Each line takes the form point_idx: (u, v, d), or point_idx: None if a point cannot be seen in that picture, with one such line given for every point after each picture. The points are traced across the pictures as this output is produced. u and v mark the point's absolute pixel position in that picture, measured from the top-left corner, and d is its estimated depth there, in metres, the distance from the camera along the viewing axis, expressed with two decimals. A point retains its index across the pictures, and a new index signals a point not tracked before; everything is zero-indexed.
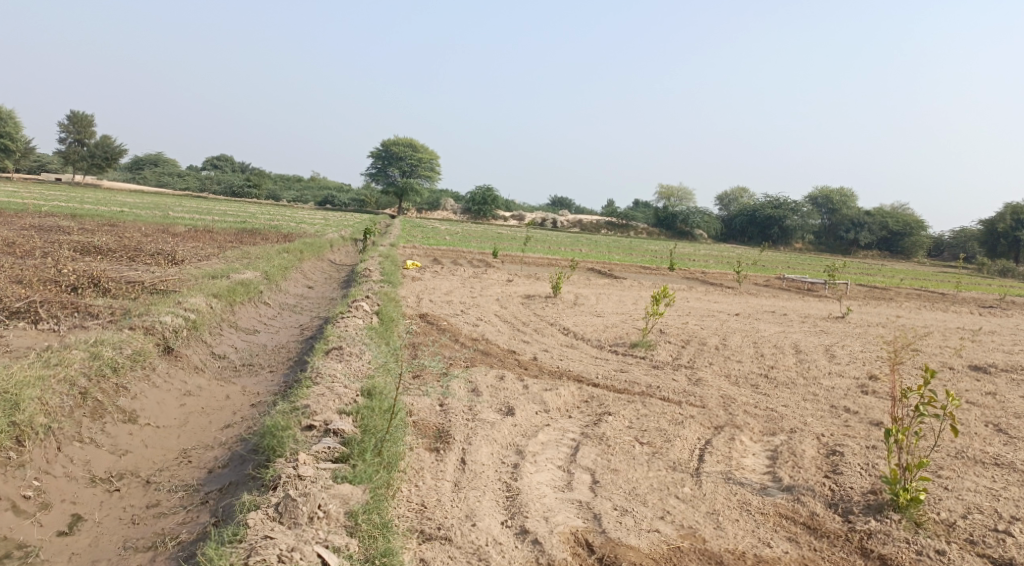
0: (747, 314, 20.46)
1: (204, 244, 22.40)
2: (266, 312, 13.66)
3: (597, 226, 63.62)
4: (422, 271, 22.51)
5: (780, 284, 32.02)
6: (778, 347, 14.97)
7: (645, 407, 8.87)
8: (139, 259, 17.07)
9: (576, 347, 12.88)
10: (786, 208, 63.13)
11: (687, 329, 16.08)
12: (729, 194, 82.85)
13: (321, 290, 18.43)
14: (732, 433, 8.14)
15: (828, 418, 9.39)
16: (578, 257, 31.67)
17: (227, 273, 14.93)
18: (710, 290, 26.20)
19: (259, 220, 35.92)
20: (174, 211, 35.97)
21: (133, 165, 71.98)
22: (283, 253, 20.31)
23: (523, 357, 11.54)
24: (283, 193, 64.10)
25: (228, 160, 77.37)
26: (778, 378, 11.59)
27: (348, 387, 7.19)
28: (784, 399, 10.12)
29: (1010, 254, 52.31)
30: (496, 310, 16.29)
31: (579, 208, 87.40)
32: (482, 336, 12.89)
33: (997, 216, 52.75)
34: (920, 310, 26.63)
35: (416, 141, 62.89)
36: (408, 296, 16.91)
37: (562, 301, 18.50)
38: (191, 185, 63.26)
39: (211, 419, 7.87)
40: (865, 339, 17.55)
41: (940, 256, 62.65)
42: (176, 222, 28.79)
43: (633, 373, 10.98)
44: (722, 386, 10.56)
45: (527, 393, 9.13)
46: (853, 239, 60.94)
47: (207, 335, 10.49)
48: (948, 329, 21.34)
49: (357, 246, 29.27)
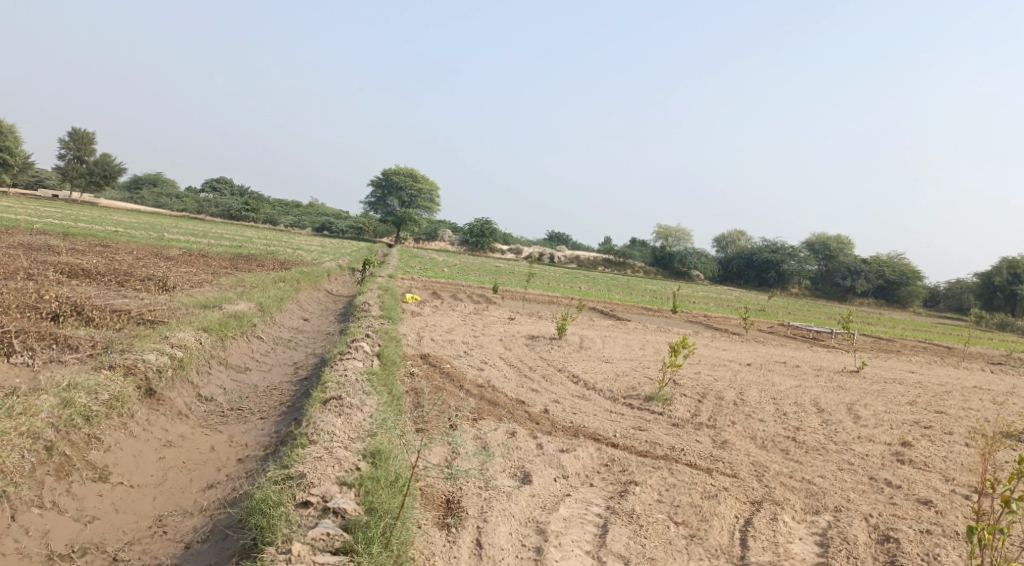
0: (758, 364, 19.64)
1: (197, 270, 21.58)
2: (258, 348, 12.81)
3: (595, 263, 62.99)
4: (422, 305, 21.71)
5: (785, 331, 31.25)
6: (799, 404, 14.15)
7: (672, 475, 8.05)
8: (128, 285, 16.24)
9: (587, 398, 12.03)
10: (783, 252, 62.79)
11: (700, 380, 15.25)
12: (727, 235, 82.44)
13: (317, 324, 17.57)
14: (772, 511, 7.33)
15: (869, 495, 8.58)
16: (579, 296, 30.92)
17: (220, 303, 14.09)
18: (716, 336, 25.39)
19: (255, 245, 35.10)
20: (169, 233, 35.15)
21: (131, 184, 71.36)
22: (279, 283, 19.49)
23: (533, 409, 10.68)
24: (281, 218, 63.42)
25: (227, 183, 76.94)
26: (806, 443, 10.74)
27: (349, 450, 6.39)
28: (819, 470, 9.29)
29: (1007, 307, 51.60)
30: (500, 352, 15.46)
31: (576, 244, 86.95)
32: (488, 383, 12.04)
33: (994, 269, 52.41)
34: (930, 365, 25.82)
35: (417, 171, 62.31)
36: (409, 333, 16.08)
37: (568, 345, 17.67)
38: (188, 206, 62.60)
39: (193, 477, 7.02)
40: (884, 397, 16.72)
41: (936, 307, 62.08)
42: (170, 245, 27.96)
43: (653, 432, 10.13)
44: (750, 451, 9.73)
45: (543, 455, 8.29)
46: (849, 285, 60.32)
47: (194, 374, 9.64)
48: (964, 388, 20.52)
49: (355, 276, 28.46)
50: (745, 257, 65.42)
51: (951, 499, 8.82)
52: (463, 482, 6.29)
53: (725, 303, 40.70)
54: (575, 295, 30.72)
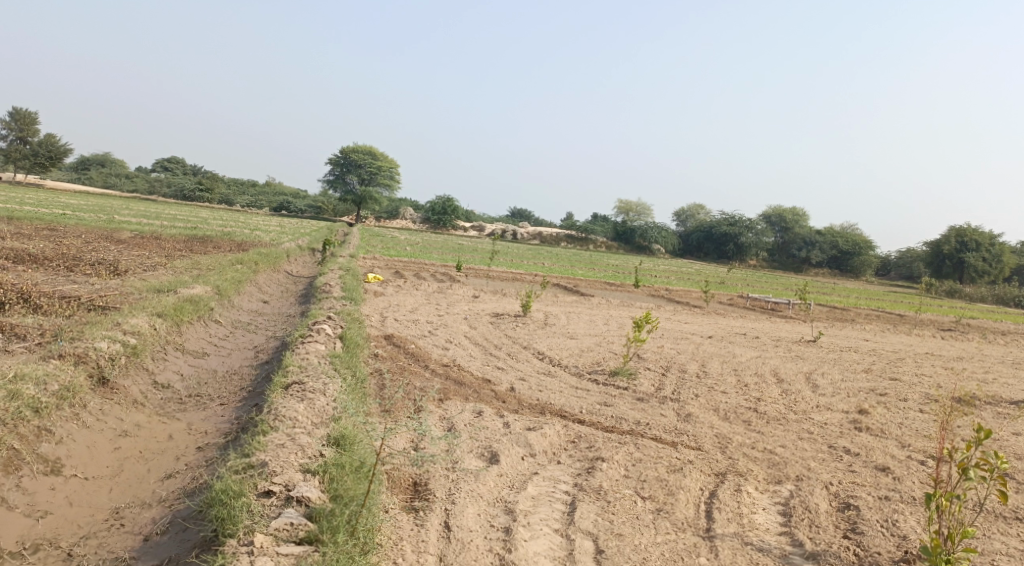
0: (720, 337, 19.88)
1: (151, 253, 21.02)
2: (216, 332, 12.54)
3: (557, 239, 63.09)
4: (384, 285, 21.49)
5: (745, 303, 31.72)
6: (760, 375, 14.35)
7: (638, 450, 8.09)
8: (78, 270, 15.75)
9: (553, 375, 12.03)
10: (740, 224, 63.63)
11: (664, 354, 15.37)
12: (686, 210, 83.18)
13: (277, 306, 17.29)
14: (737, 483, 7.41)
15: (830, 463, 8.74)
16: (542, 272, 30.95)
17: (175, 287, 13.74)
18: (678, 309, 25.63)
19: (211, 226, 34.39)
20: (121, 216, 34.20)
21: (80, 166, 69.25)
22: (237, 265, 19.11)
23: (499, 388, 10.65)
24: (237, 198, 62.18)
25: (180, 163, 75.08)
26: (768, 413, 10.90)
27: (312, 436, 6.30)
28: (781, 440, 9.44)
29: (955, 275, 53.03)
30: (465, 330, 15.39)
31: (537, 220, 86.90)
32: (453, 362, 11.96)
33: (943, 237, 53.78)
34: (885, 333, 26.45)
35: (375, 148, 61.46)
36: (371, 313, 15.90)
37: (532, 322, 17.66)
38: (141, 188, 61.03)
39: (150, 467, 6.85)
40: (842, 365, 17.07)
41: (888, 276, 63.57)
42: (122, 229, 27.21)
43: (618, 408, 10.18)
44: (714, 424, 9.84)
45: (509, 433, 8.26)
46: (805, 256, 61.37)
47: (149, 361, 9.39)
48: (917, 354, 21.06)
49: (315, 256, 28.07)
50: (704, 231, 66.15)
51: (908, 464, 9.03)
52: (430, 466, 6.24)
53: (684, 277, 41.14)
54: (538, 272, 30.75)
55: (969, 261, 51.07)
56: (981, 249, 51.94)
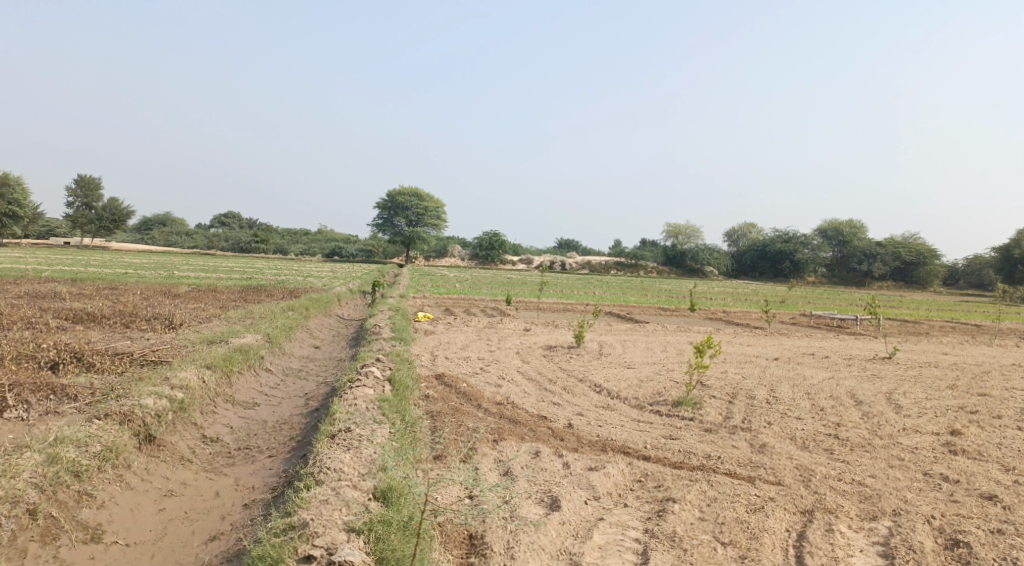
0: (786, 358, 18.95)
1: (204, 305, 21.12)
2: (267, 381, 12.29)
3: (607, 267, 62.27)
4: (434, 323, 21.17)
5: (808, 321, 30.53)
6: (835, 397, 13.47)
7: (712, 488, 7.43)
8: (133, 326, 15.81)
9: (613, 408, 11.40)
10: (796, 241, 61.87)
11: (728, 379, 14.60)
12: (738, 230, 81.57)
13: (328, 351, 17.08)
14: (826, 522, 6.71)
15: (927, 493, 7.94)
16: (595, 301, 30.32)
17: (225, 338, 13.60)
18: (739, 332, 24.69)
19: (266, 276, 34.82)
20: (178, 271, 34.83)
21: (141, 226, 71.45)
22: (288, 312, 19.03)
23: (557, 425, 10.08)
24: (290, 247, 63.24)
25: (235, 217, 76.96)
26: (849, 440, 10.08)
27: (358, 491, 5.90)
28: (869, 470, 8.65)
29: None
30: (518, 365, 14.89)
31: (586, 249, 86.28)
32: (507, 400, 11.44)
33: (1013, 242, 51.31)
34: (962, 345, 25.03)
35: (421, 189, 61.89)
36: (422, 353, 15.53)
37: (588, 353, 17.06)
38: (199, 243, 62.63)
39: (194, 528, 6.50)
40: (922, 382, 16.01)
41: (956, 285, 60.90)
42: (178, 283, 27.58)
43: (686, 441, 9.51)
44: (792, 454, 9.10)
45: (570, 475, 7.70)
46: (867, 270, 59.31)
47: (197, 415, 9.12)
48: (1002, 366, 19.72)
49: (366, 299, 27.99)
50: (758, 250, 64.62)
51: (1016, 491, 8.16)
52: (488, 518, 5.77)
53: (741, 298, 39.96)
54: (590, 301, 30.14)
55: None
56: None
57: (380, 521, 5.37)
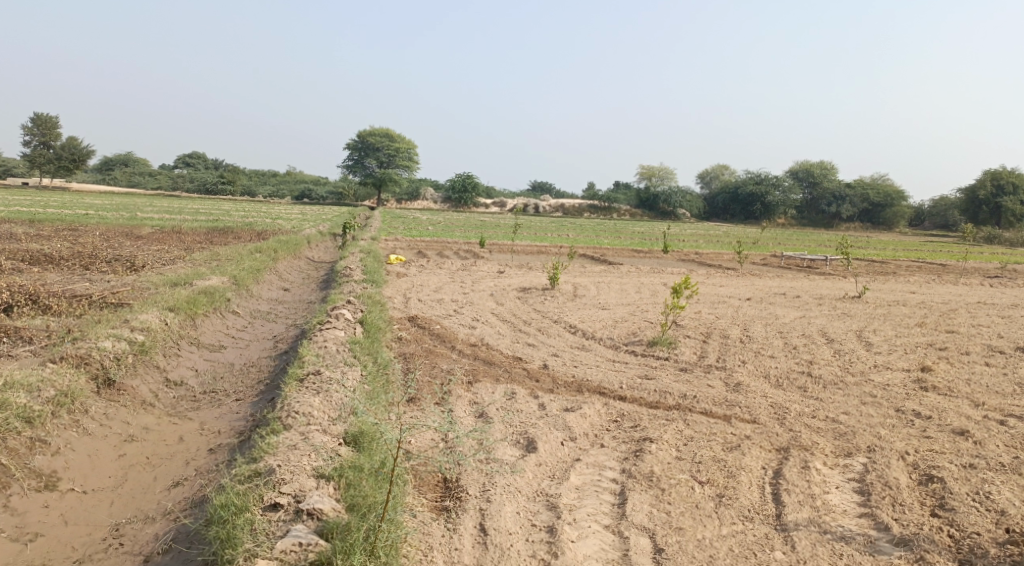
0: (758, 298, 19.02)
1: (169, 247, 20.54)
2: (234, 324, 11.98)
3: (580, 210, 61.98)
4: (407, 265, 20.85)
5: (779, 262, 30.71)
6: (807, 336, 13.51)
7: (688, 427, 7.36)
8: (94, 268, 15.29)
9: (588, 348, 11.30)
10: (767, 183, 62.15)
11: (702, 319, 14.58)
12: (710, 171, 81.45)
13: (298, 293, 16.74)
14: (802, 459, 6.69)
15: (900, 429, 7.98)
16: (568, 243, 30.13)
17: (190, 280, 13.19)
18: (711, 273, 24.74)
19: (233, 218, 34.05)
20: (143, 213, 33.90)
21: (102, 167, 69.34)
22: (256, 254, 18.57)
23: (532, 366, 9.95)
24: (258, 188, 61.94)
25: (200, 158, 75.00)
26: (823, 378, 10.10)
27: (326, 437, 5.75)
28: (843, 407, 8.67)
29: (991, 221, 51.25)
30: (492, 307, 14.71)
31: (559, 191, 85.83)
32: (481, 341, 11.28)
33: (978, 183, 51.81)
34: (929, 284, 25.36)
35: (392, 129, 60.56)
36: (394, 295, 15.27)
37: (562, 294, 16.93)
38: (163, 185, 61.05)
39: (157, 474, 6.32)
40: (891, 321, 16.17)
41: (921, 226, 61.66)
42: (142, 225, 26.80)
43: (662, 380, 9.44)
44: (767, 392, 9.08)
45: (546, 416, 7.59)
46: (835, 211, 59.78)
47: (159, 359, 8.84)
48: (968, 304, 20.00)
49: (336, 241, 27.51)
50: (729, 192, 64.73)
51: (986, 426, 8.23)
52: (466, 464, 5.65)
53: (713, 240, 40.04)
54: (564, 243, 29.97)
55: (1006, 205, 49.13)
56: (1018, 192, 49.91)
57: (349, 466, 5.22)
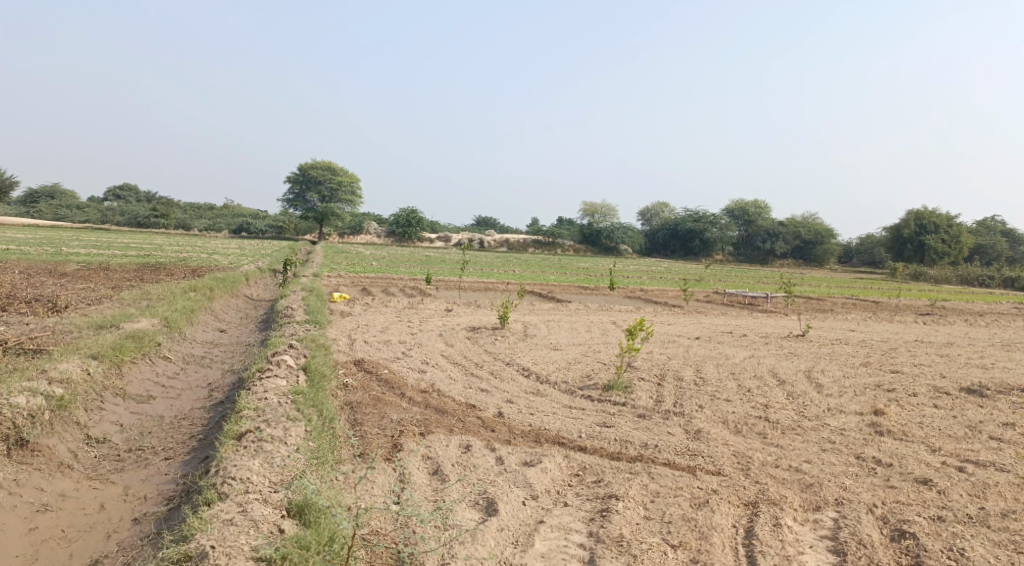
0: (706, 337, 19.01)
1: (96, 285, 19.50)
2: (164, 371, 11.27)
3: (524, 245, 62.05)
4: (350, 304, 20.25)
5: (722, 299, 31.04)
6: (760, 377, 13.44)
7: (653, 481, 7.05)
8: (12, 310, 14.32)
9: (543, 393, 10.95)
10: (705, 221, 63.40)
11: (655, 360, 14.40)
12: (650, 208, 82.81)
13: (235, 334, 15.98)
14: (773, 514, 6.45)
15: (864, 478, 7.82)
16: (514, 280, 29.91)
17: (117, 322, 12.40)
18: (658, 310, 24.77)
19: (166, 253, 32.82)
20: (69, 247, 32.38)
21: (27, 199, 66.45)
22: (190, 292, 17.74)
23: (486, 414, 9.55)
24: (194, 222, 60.21)
25: (132, 190, 72.70)
26: (780, 422, 9.95)
27: (268, 511, 5.32)
28: (804, 454, 8.50)
29: (916, 259, 53.13)
30: (441, 348, 14.26)
31: (502, 227, 85.95)
32: (432, 387, 10.83)
33: (902, 222, 53.83)
34: (866, 321, 25.89)
35: (334, 163, 59.72)
36: (338, 336, 14.69)
37: (512, 334, 16.59)
38: (92, 218, 58.80)
39: (74, 551, 5.97)
40: (837, 360, 16.29)
41: (851, 263, 63.66)
42: (68, 260, 25.51)
43: (621, 428, 9.14)
44: (728, 439, 8.86)
45: (505, 472, 7.21)
46: (770, 248, 61.23)
47: (79, 414, 8.24)
48: (907, 342, 20.40)
49: (276, 278, 26.66)
50: (669, 229, 65.77)
51: (948, 473, 8.15)
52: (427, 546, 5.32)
53: (656, 276, 40.39)
54: (510, 280, 29.73)
55: (930, 243, 51.07)
56: (939, 231, 51.84)
57: (293, 550, 4.90)
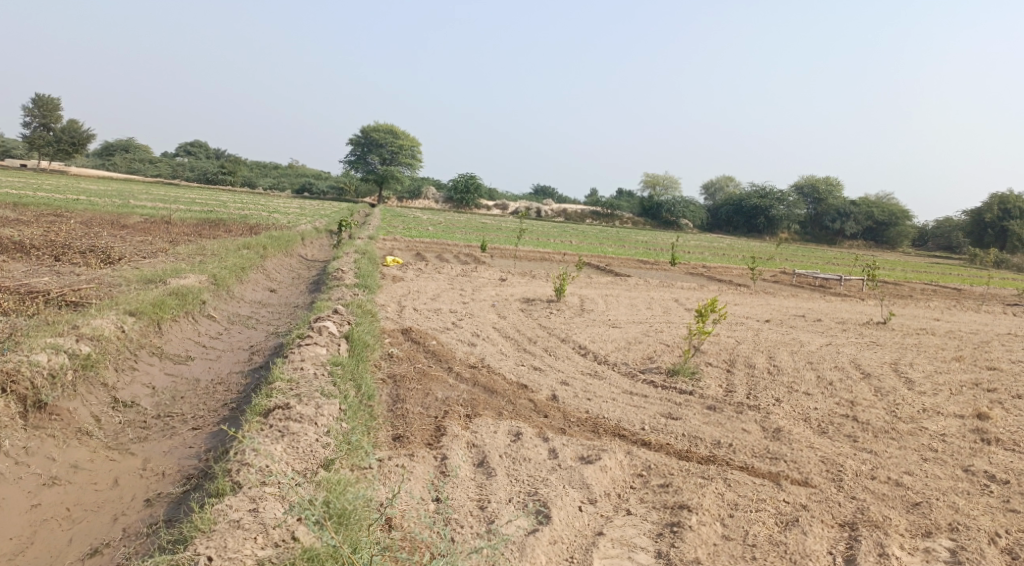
0: (778, 320, 17.74)
1: (153, 239, 19.23)
2: (207, 331, 10.68)
3: (582, 216, 60.77)
4: (404, 269, 19.57)
5: (791, 280, 29.44)
6: (842, 369, 12.21)
7: (731, 490, 6.10)
8: (65, 260, 13.99)
9: (601, 376, 10.02)
10: (771, 197, 60.94)
11: (724, 344, 13.28)
12: (714, 183, 80.24)
13: (284, 295, 15.45)
14: (878, 542, 5.52)
15: (979, 500, 6.70)
16: (572, 251, 28.85)
17: (164, 277, 11.88)
18: (724, 289, 23.45)
19: (227, 209, 32.76)
20: (135, 200, 32.55)
21: (102, 152, 67.85)
22: (243, 250, 17.25)
23: (539, 397, 8.67)
24: (259, 180, 60.63)
25: (201, 146, 73.72)
26: (870, 423, 8.81)
27: (281, 520, 4.71)
28: (903, 464, 7.39)
29: (996, 245, 50.00)
30: (494, 320, 13.41)
31: (562, 196, 84.66)
32: (482, 363, 10.00)
33: (985, 205, 50.56)
34: (950, 310, 24.06)
35: (396, 126, 59.13)
36: (388, 302, 14.00)
37: (569, 308, 15.65)
38: (162, 173, 59.80)
39: (75, 536, 5.53)
40: (924, 352, 14.89)
41: (925, 246, 60.48)
42: (131, 213, 25.45)
43: (689, 422, 8.15)
44: (813, 442, 7.79)
45: (559, 469, 6.35)
46: (839, 228, 58.51)
47: (108, 374, 7.67)
48: (999, 336, 18.72)
49: (332, 239, 26.20)
50: (733, 204, 63.53)
51: None
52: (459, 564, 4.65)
53: (719, 252, 38.79)
54: (568, 250, 28.73)
55: (1013, 229, 47.93)
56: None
57: None
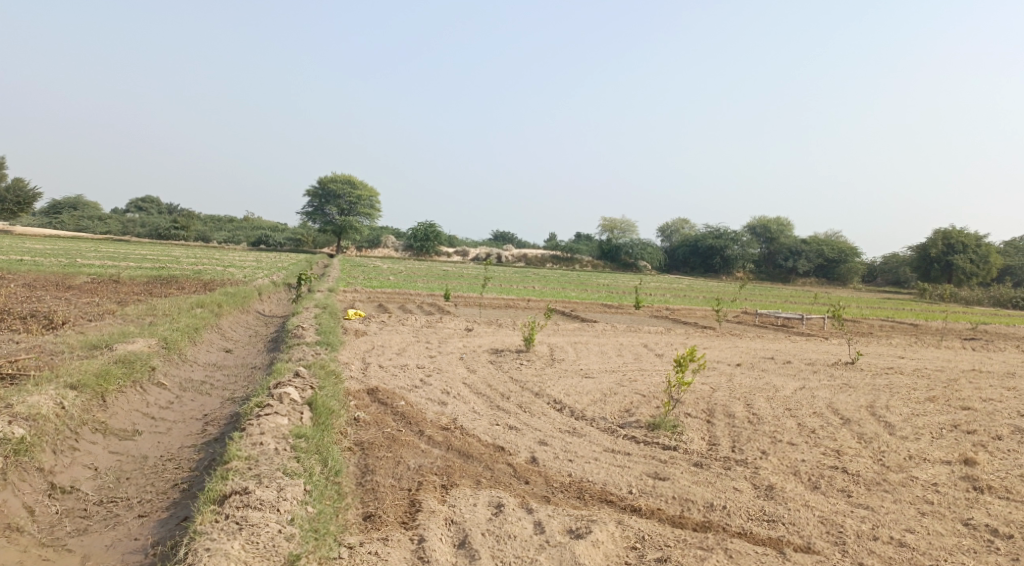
0: (749, 363, 17.54)
1: (101, 300, 18.36)
2: (157, 399, 9.98)
3: (542, 260, 60.77)
4: (366, 322, 19.00)
5: (754, 320, 29.46)
6: (822, 414, 11.92)
7: None
8: (5, 328, 13.15)
9: (580, 434, 9.54)
10: (725, 237, 61.79)
11: (700, 392, 12.93)
12: (670, 225, 81.19)
13: (241, 356, 14.75)
14: None
15: (987, 559, 6.41)
16: (536, 297, 28.55)
17: (111, 342, 11.15)
18: (690, 332, 23.28)
19: (181, 265, 31.80)
20: (83, 258, 31.46)
21: (49, 210, 65.93)
22: (197, 308, 16.52)
23: (518, 461, 8.17)
24: (213, 234, 59.51)
25: (153, 202, 72.31)
26: (861, 475, 8.48)
27: None
28: (903, 520, 7.06)
29: (943, 279, 51.07)
30: (462, 375, 12.90)
31: (521, 241, 84.87)
32: (454, 424, 9.46)
33: (929, 241, 51.71)
34: (912, 347, 24.19)
35: (353, 176, 58.68)
36: (352, 360, 13.41)
37: (538, 359, 15.23)
38: (112, 229, 58.33)
39: None
40: (898, 393, 14.75)
41: (876, 282, 61.67)
42: (79, 273, 24.46)
43: (678, 482, 7.72)
44: (808, 499, 7.42)
45: (547, 548, 5.88)
46: (792, 266, 59.23)
47: (43, 458, 6.98)
48: (965, 372, 18.76)
49: (290, 293, 25.49)
50: (689, 245, 64.28)
51: None
52: None
53: (681, 294, 38.87)
54: (532, 297, 28.44)
55: (958, 263, 49.07)
56: (968, 251, 49.73)
57: None
